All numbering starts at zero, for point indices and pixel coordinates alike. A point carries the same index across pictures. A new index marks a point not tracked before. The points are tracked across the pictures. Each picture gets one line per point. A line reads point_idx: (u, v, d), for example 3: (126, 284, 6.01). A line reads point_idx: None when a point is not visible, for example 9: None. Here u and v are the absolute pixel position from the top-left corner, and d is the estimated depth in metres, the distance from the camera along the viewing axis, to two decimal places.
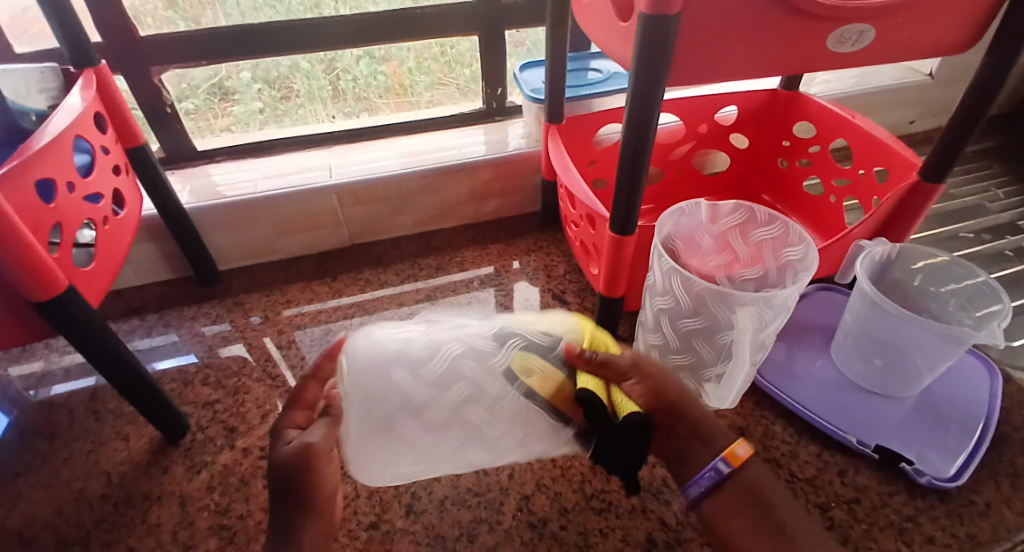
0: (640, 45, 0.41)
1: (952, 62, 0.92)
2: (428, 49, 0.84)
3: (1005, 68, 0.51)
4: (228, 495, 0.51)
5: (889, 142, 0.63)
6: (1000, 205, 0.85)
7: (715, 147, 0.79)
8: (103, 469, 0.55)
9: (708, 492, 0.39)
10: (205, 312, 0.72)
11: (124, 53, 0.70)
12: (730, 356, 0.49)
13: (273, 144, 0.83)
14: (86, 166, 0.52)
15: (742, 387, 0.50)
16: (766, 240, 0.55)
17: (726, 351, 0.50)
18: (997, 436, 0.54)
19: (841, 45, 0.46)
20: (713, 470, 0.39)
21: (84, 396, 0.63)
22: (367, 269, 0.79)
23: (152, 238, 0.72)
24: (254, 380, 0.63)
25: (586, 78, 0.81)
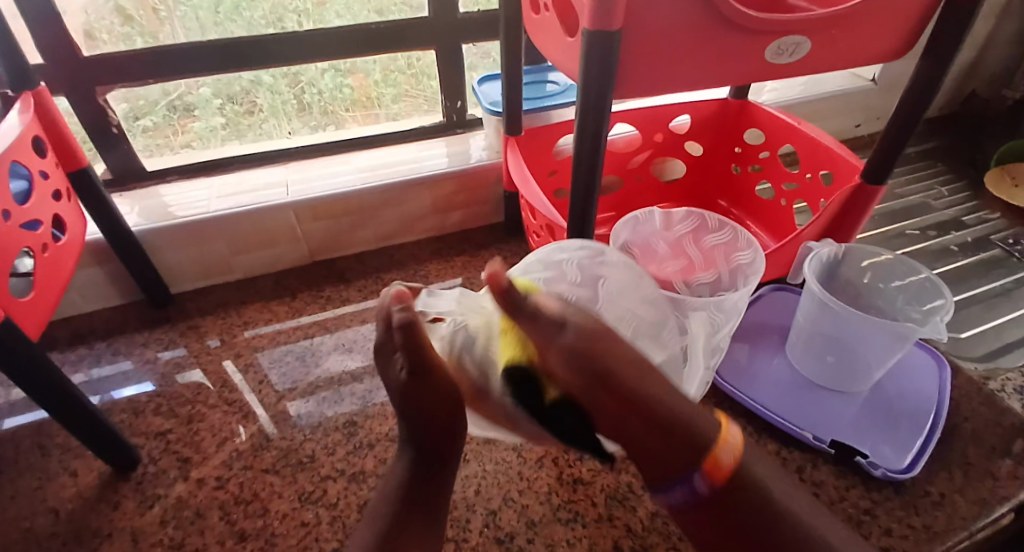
0: (586, 57, 0.41)
1: (893, 69, 0.96)
2: (394, 62, 0.84)
3: (935, 76, 0.54)
4: (182, 529, 0.49)
5: (833, 147, 0.66)
6: (945, 204, 0.89)
7: (671, 154, 0.81)
8: (49, 506, 0.52)
9: (689, 503, 0.38)
10: (158, 337, 0.70)
11: (68, 72, 0.67)
12: None
13: (228, 162, 0.81)
14: (23, 192, 0.50)
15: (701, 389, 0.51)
16: (718, 245, 0.56)
17: None
18: (947, 426, 0.56)
19: (779, 57, 0.47)
20: (691, 484, 0.37)
21: (29, 430, 0.60)
22: (329, 286, 0.77)
23: (100, 262, 0.70)
24: (210, 407, 0.61)
25: (544, 90, 0.82)
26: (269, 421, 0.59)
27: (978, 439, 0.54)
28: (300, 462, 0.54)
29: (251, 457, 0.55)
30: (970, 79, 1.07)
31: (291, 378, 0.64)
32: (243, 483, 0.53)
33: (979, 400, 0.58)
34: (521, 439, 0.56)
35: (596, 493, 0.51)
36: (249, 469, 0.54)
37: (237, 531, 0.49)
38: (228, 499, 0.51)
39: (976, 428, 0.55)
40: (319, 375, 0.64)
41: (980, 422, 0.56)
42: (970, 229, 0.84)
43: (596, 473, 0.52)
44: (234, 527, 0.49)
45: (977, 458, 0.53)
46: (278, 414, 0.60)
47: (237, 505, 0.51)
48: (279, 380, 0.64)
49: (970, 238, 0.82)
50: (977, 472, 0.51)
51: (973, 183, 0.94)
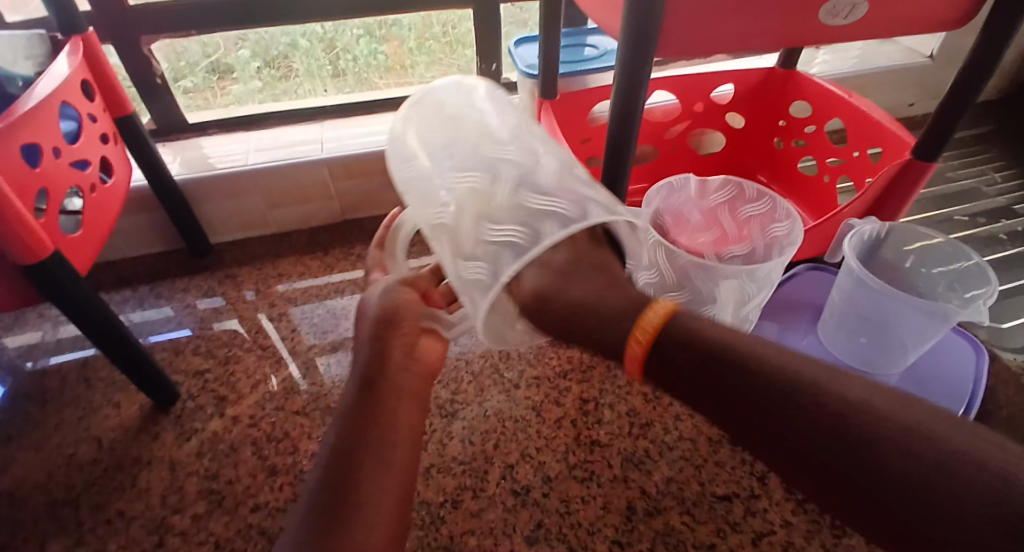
0: (629, 15, 0.40)
1: (952, 45, 0.91)
2: (430, 29, 0.85)
3: (1001, 43, 0.50)
4: (217, 461, 0.52)
5: (885, 121, 0.63)
6: (997, 190, 0.85)
7: (710, 125, 0.78)
8: (95, 434, 0.55)
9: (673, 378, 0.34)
10: (197, 284, 0.73)
11: (115, 21, 0.69)
12: None
13: (265, 117, 0.83)
14: (72, 133, 0.52)
15: None
16: (754, 216, 0.55)
17: None
18: (980, 414, 0.54)
19: (834, 17, 0.45)
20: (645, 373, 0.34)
21: (77, 364, 0.63)
22: (360, 244, 0.79)
23: (144, 209, 0.72)
24: (245, 351, 0.63)
25: (582, 55, 0.81)
26: (299, 368, 0.61)
27: (1012, 427, 0.53)
28: (328, 407, 0.57)
29: (282, 400, 0.57)
30: None
31: (321, 329, 0.66)
32: (274, 423, 0.55)
33: (1016, 389, 0.56)
34: (541, 399, 0.57)
35: (613, 455, 0.51)
36: (279, 411, 0.56)
37: (268, 466, 0.51)
38: (259, 437, 0.54)
39: (1011, 417, 0.54)
40: (349, 328, 0.66)
41: (1016, 411, 0.54)
42: (1023, 217, 0.80)
43: (614, 436, 0.53)
44: (265, 462, 0.52)
45: None
46: (308, 364, 0.62)
47: (267, 442, 0.53)
48: (309, 330, 0.66)
49: (1021, 226, 0.78)
50: None
51: None
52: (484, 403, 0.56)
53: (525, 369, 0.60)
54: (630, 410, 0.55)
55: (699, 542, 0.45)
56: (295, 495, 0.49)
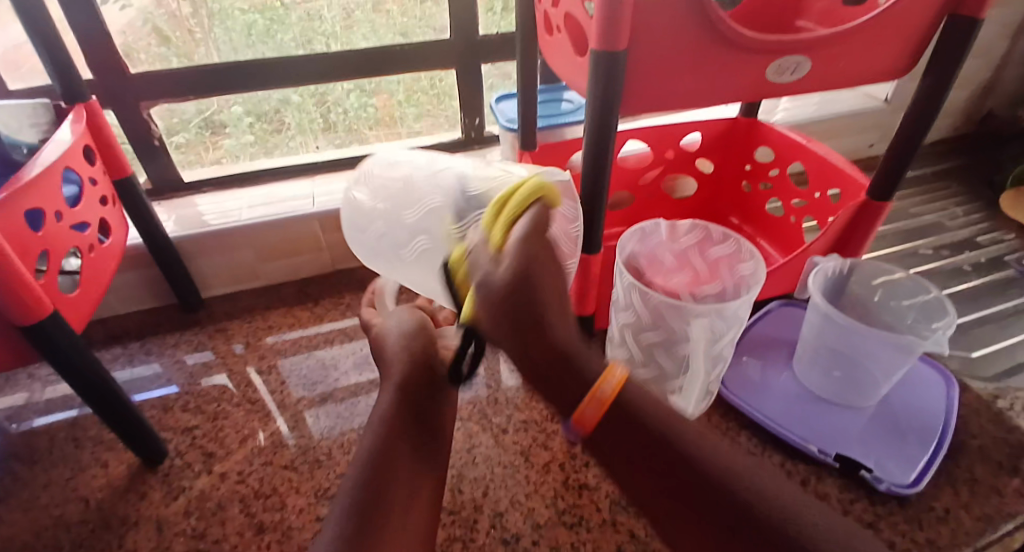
0: (593, 76, 0.44)
1: (906, 89, 0.97)
2: (418, 82, 0.88)
3: (938, 95, 0.55)
4: (204, 520, 0.52)
5: (842, 166, 0.67)
6: (959, 224, 0.89)
7: (682, 171, 0.83)
8: (81, 495, 0.55)
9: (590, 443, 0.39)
10: (188, 339, 0.74)
11: (116, 89, 0.73)
12: (689, 366, 0.52)
13: (258, 175, 0.86)
14: (74, 196, 0.54)
15: (701, 393, 0.54)
16: (722, 257, 0.58)
17: (685, 362, 0.52)
18: (954, 443, 0.56)
19: (781, 75, 0.50)
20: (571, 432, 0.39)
21: (65, 423, 0.63)
22: (350, 293, 0.81)
23: (138, 266, 0.74)
24: (234, 405, 0.64)
25: (559, 108, 0.86)
26: (288, 421, 0.62)
27: (985, 456, 0.54)
28: (318, 459, 0.57)
29: (271, 454, 0.58)
30: (986, 100, 1.07)
31: (310, 381, 0.67)
32: (263, 478, 0.55)
33: (988, 418, 0.58)
34: (529, 444, 0.57)
35: (601, 499, 0.52)
36: (268, 465, 0.56)
37: (256, 523, 0.51)
38: (248, 493, 0.54)
39: (984, 446, 0.55)
40: (338, 381, 0.67)
41: (989, 440, 0.56)
42: (985, 249, 0.84)
43: (602, 479, 0.53)
44: (253, 519, 0.51)
45: (985, 475, 0.52)
46: (296, 417, 0.62)
47: (256, 499, 0.53)
48: (298, 383, 0.66)
49: (984, 258, 0.82)
50: (984, 488, 0.51)
51: (989, 203, 0.93)
52: (473, 449, 0.57)
53: (513, 414, 0.61)
54: None
55: None
56: None
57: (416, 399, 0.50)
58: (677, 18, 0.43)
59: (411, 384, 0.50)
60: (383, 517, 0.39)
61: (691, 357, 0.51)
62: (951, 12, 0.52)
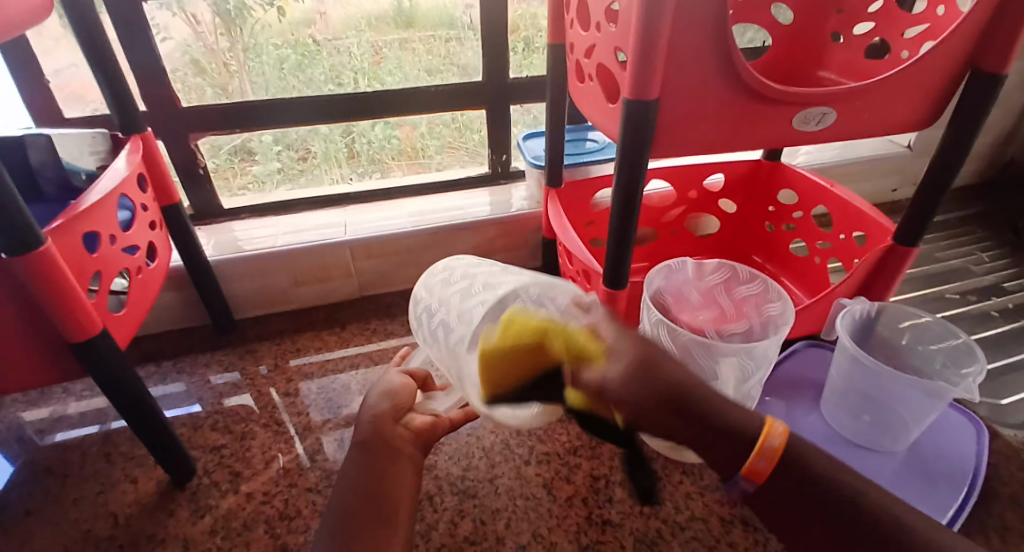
0: (625, 121, 0.46)
1: (927, 135, 0.98)
2: (441, 117, 0.91)
3: (960, 145, 0.56)
4: (229, 539, 0.52)
5: (866, 210, 0.68)
6: (985, 268, 0.89)
7: (705, 210, 0.84)
8: (111, 510, 0.56)
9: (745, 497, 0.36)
10: (218, 359, 0.75)
11: (167, 121, 0.77)
12: None
13: (292, 203, 0.90)
14: (126, 221, 0.58)
15: None
16: (749, 296, 0.59)
17: None
18: (987, 492, 0.54)
19: (807, 124, 0.51)
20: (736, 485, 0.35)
21: (97, 438, 0.65)
22: (375, 319, 0.82)
23: (176, 288, 0.77)
24: (260, 426, 0.65)
25: (584, 147, 0.89)
26: (312, 444, 0.62)
27: (1020, 506, 0.53)
28: None
29: (296, 476, 0.58)
30: (1009, 146, 1.08)
31: (333, 406, 0.68)
32: (287, 500, 0.56)
33: (1021, 467, 0.57)
34: (552, 476, 0.57)
35: (625, 536, 0.51)
36: (292, 487, 0.57)
37: (279, 545, 0.52)
38: (273, 514, 0.54)
39: (1016, 494, 0.54)
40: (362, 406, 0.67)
41: (1023, 489, 0.55)
42: (1012, 295, 0.83)
43: (625, 515, 0.53)
44: (276, 541, 0.52)
45: (1019, 526, 0.51)
46: (318, 442, 0.63)
47: (280, 520, 0.54)
48: (321, 408, 0.67)
49: (1012, 304, 0.81)
50: (1018, 540, 0.50)
51: (1015, 249, 0.93)
52: (496, 480, 0.57)
53: (536, 445, 0.61)
54: None
55: None
56: None
57: (387, 454, 0.44)
58: (705, 70, 0.46)
59: (379, 438, 0.45)
60: (360, 537, 0.37)
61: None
62: (972, 67, 0.53)
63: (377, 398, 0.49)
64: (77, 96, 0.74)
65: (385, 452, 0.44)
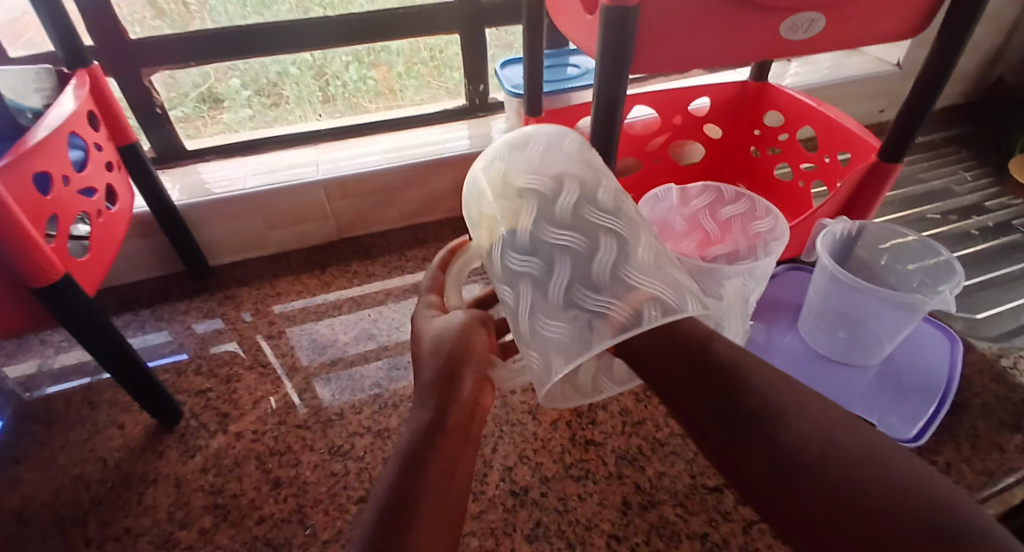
0: (602, 32, 0.43)
1: (918, 53, 0.95)
2: (417, 54, 0.88)
3: (949, 57, 0.54)
4: (221, 475, 0.53)
5: (853, 129, 0.66)
6: (968, 189, 0.89)
7: (689, 137, 0.82)
8: (100, 454, 0.56)
9: None
10: (198, 306, 0.74)
11: (117, 55, 0.72)
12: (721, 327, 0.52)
13: (260, 143, 0.85)
14: (80, 161, 0.55)
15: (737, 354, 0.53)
16: (734, 216, 0.58)
17: None
18: (957, 400, 0.56)
19: (793, 34, 0.49)
20: None
21: (81, 387, 0.65)
22: (356, 261, 0.81)
23: (144, 234, 0.74)
24: (246, 369, 0.65)
25: (565, 73, 0.85)
26: (299, 385, 0.63)
27: (988, 414, 0.55)
28: (330, 419, 0.58)
29: (284, 414, 0.59)
30: (999, 64, 1.06)
31: (318, 347, 0.67)
32: (276, 437, 0.56)
33: (991, 376, 0.59)
34: (536, 403, 0.58)
35: (606, 454, 0.53)
36: (281, 425, 0.58)
37: (272, 478, 0.52)
38: (262, 451, 0.55)
39: (986, 403, 0.56)
40: (347, 347, 0.67)
41: (991, 397, 0.57)
42: (993, 214, 0.83)
43: (607, 435, 0.55)
44: (269, 475, 0.53)
45: (987, 431, 0.53)
46: (304, 383, 0.63)
47: (271, 456, 0.55)
48: (305, 350, 0.67)
49: (992, 223, 0.82)
50: (986, 444, 0.52)
51: (999, 169, 0.93)
52: None
53: None
54: (622, 409, 0.57)
55: (693, 533, 0.47)
56: (299, 506, 0.50)
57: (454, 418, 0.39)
58: None
59: (453, 409, 0.36)
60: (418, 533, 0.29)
61: None
62: None
63: (438, 352, 0.39)
64: (34, 43, 0.69)
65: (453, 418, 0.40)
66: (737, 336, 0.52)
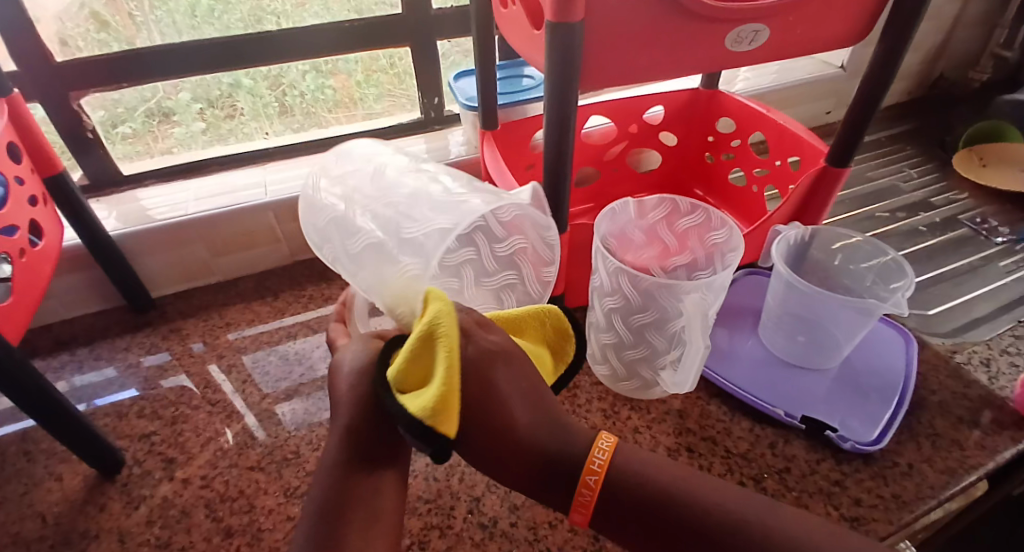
0: (550, 49, 0.42)
1: (861, 55, 0.98)
2: (377, 61, 0.85)
3: (889, 65, 0.56)
4: (169, 528, 0.50)
5: (802, 134, 0.67)
6: (913, 186, 0.92)
7: (645, 146, 0.82)
8: (37, 510, 0.52)
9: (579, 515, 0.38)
10: (141, 341, 0.70)
11: (42, 78, 0.67)
12: (683, 341, 0.52)
13: (205, 165, 0.81)
14: None
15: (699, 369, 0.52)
16: (691, 227, 0.58)
17: (677, 338, 0.53)
18: (915, 398, 0.58)
19: (739, 44, 0.49)
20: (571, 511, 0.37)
21: (13, 437, 0.60)
22: (311, 285, 0.78)
23: (80, 267, 0.70)
24: (194, 408, 0.61)
25: (520, 85, 0.84)
26: (254, 420, 0.59)
27: (945, 411, 0.56)
28: (286, 458, 0.55)
29: (237, 455, 0.56)
30: (937, 63, 1.10)
31: (275, 377, 0.64)
32: (228, 482, 0.53)
33: (946, 373, 0.60)
34: None
35: None
36: (234, 468, 0.55)
37: (224, 527, 0.49)
38: (214, 498, 0.52)
39: (944, 400, 0.57)
40: (304, 376, 0.64)
41: (947, 394, 0.58)
42: (938, 210, 0.86)
43: None
44: (220, 524, 0.50)
45: (945, 429, 0.55)
46: (263, 414, 0.60)
47: (222, 502, 0.51)
48: (263, 380, 0.64)
49: (938, 218, 0.85)
50: (945, 442, 0.53)
51: (942, 164, 0.96)
52: None
53: None
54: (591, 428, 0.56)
55: None
56: None
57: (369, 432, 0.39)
58: None
59: None
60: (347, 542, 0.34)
61: (685, 330, 0.51)
62: None
63: (353, 376, 0.39)
64: None
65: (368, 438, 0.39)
66: (696, 356, 0.51)
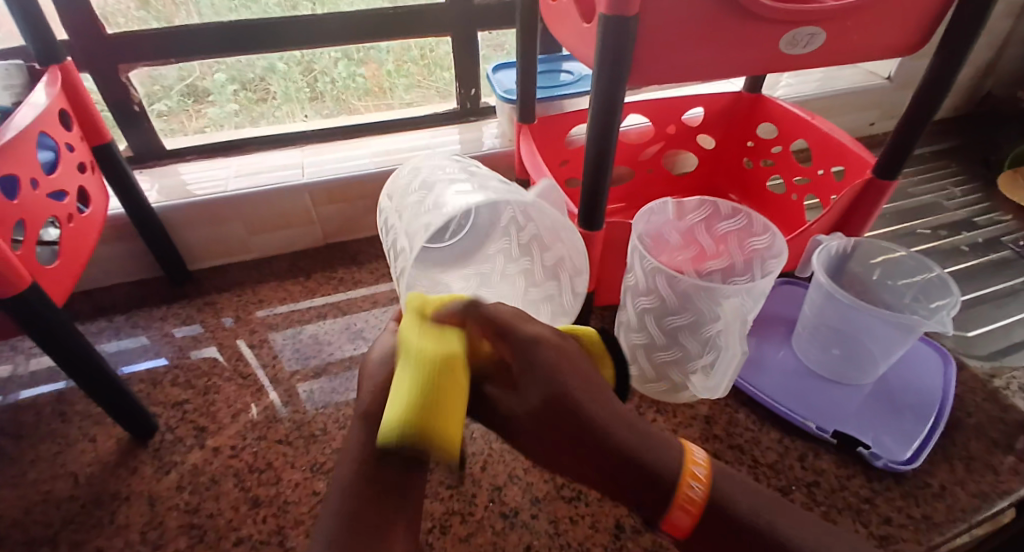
0: (602, 42, 0.42)
1: (909, 67, 0.96)
2: (407, 52, 0.86)
3: (945, 79, 0.54)
4: (198, 494, 0.51)
5: (847, 143, 0.66)
6: (956, 204, 0.89)
7: (682, 147, 0.81)
8: (71, 470, 0.54)
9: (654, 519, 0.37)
10: (176, 312, 0.72)
11: (92, 50, 0.69)
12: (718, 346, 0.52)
13: (244, 144, 0.83)
14: (51, 163, 0.52)
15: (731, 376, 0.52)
16: (731, 231, 0.58)
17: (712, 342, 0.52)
18: (950, 420, 0.56)
19: (793, 48, 0.48)
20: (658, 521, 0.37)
21: (51, 397, 0.62)
22: (343, 268, 0.79)
23: (121, 236, 0.71)
24: (226, 379, 0.62)
25: (558, 80, 0.83)
26: (282, 396, 0.60)
27: (980, 434, 0.55)
28: (313, 434, 0.56)
29: (265, 429, 0.57)
30: (987, 79, 1.07)
31: (303, 355, 0.65)
32: (256, 453, 0.54)
33: (983, 396, 0.59)
34: None
35: None
36: (262, 440, 0.56)
37: (252, 497, 0.50)
38: (242, 468, 0.53)
39: (979, 423, 0.56)
40: (334, 355, 0.65)
41: (983, 417, 0.57)
42: (982, 230, 0.84)
43: None
44: (248, 494, 0.51)
45: (979, 452, 0.53)
46: (290, 391, 0.61)
47: (251, 473, 0.53)
48: (291, 358, 0.65)
49: (981, 239, 0.82)
50: (979, 466, 0.52)
51: (987, 184, 0.93)
52: (469, 426, 0.56)
53: None
54: None
55: None
56: (280, 527, 0.48)
57: None
58: None
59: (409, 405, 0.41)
60: (371, 516, 0.35)
61: (721, 334, 0.51)
62: None
63: (383, 374, 0.40)
64: (3, 32, 0.66)
65: (391, 425, 0.39)
66: (730, 361, 0.51)
